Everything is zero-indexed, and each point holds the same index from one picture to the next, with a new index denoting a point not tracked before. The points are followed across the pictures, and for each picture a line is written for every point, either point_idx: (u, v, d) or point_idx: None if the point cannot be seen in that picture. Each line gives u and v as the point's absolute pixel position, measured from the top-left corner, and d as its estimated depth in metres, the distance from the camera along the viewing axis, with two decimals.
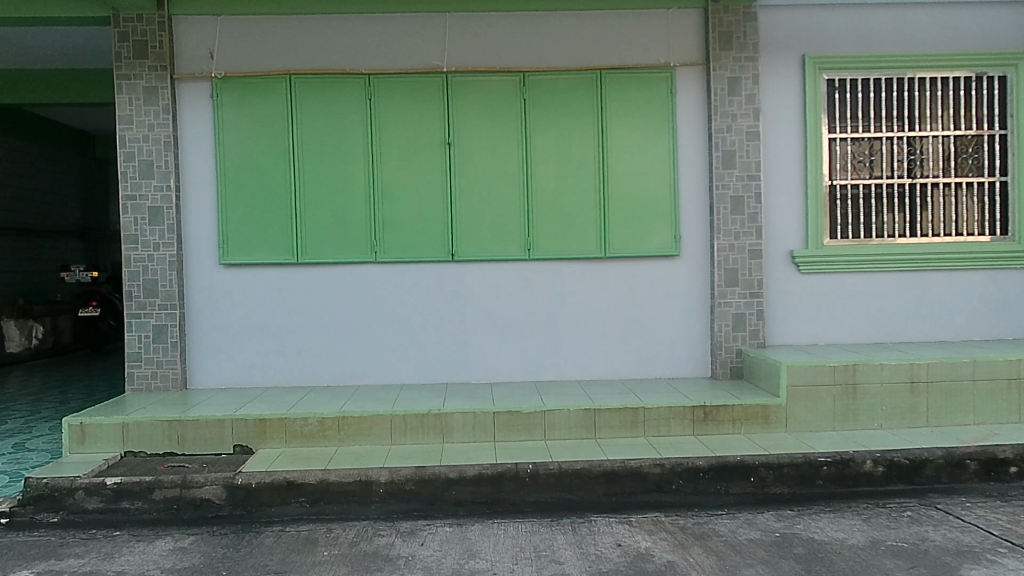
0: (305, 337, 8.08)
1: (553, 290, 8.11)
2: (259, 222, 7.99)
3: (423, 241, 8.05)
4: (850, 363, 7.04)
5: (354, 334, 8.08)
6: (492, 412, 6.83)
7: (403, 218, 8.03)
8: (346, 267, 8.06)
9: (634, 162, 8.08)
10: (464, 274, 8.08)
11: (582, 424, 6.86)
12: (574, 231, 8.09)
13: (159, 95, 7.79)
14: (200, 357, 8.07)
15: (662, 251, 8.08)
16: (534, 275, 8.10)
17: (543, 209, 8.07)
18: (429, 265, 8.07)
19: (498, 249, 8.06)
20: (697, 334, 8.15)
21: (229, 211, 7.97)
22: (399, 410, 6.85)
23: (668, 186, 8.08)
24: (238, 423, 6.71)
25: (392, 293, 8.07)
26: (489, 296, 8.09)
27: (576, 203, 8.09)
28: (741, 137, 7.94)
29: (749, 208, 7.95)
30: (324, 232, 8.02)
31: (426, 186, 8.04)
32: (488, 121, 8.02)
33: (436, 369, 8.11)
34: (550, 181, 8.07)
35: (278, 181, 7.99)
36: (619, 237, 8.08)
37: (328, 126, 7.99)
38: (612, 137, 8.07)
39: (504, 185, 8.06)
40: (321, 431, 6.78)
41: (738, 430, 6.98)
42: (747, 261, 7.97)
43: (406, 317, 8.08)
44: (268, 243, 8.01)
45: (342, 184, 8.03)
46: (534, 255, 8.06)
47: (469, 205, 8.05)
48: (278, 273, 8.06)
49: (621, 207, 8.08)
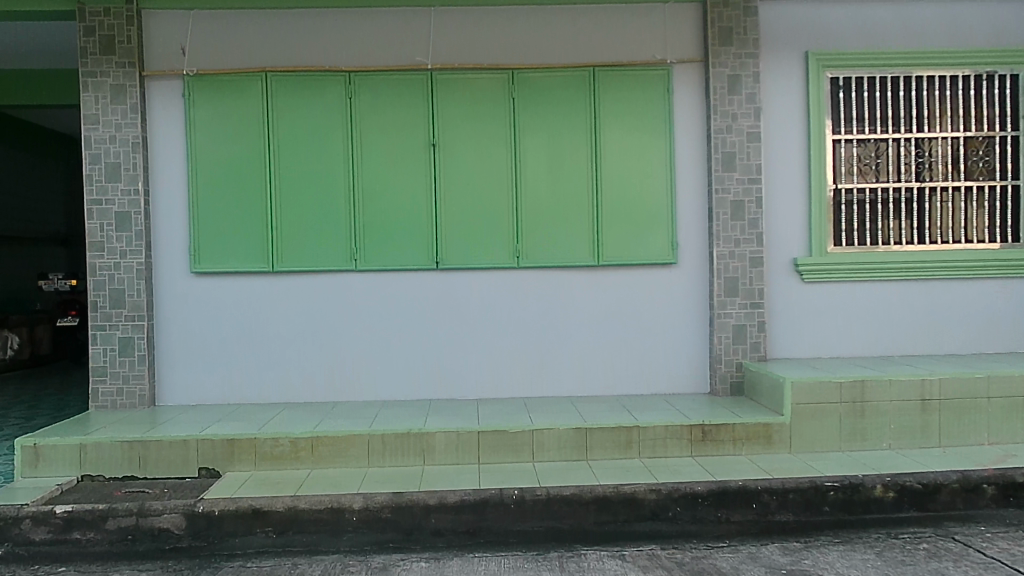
0: (281, 349, 7.64)
1: (543, 301, 7.68)
2: (232, 228, 7.55)
3: (405, 247, 7.60)
4: (858, 379, 6.61)
5: (333, 347, 7.64)
6: (476, 432, 6.38)
7: (385, 224, 7.59)
8: (324, 276, 7.62)
9: (628, 166, 7.65)
10: (449, 283, 7.64)
11: (573, 445, 6.42)
12: (566, 239, 7.65)
13: (127, 93, 7.34)
14: (170, 372, 7.63)
15: (658, 259, 7.65)
16: (523, 284, 7.67)
17: (533, 214, 7.64)
18: (412, 274, 7.63)
19: (485, 257, 7.62)
20: (695, 347, 7.71)
21: (200, 216, 7.52)
22: (377, 429, 6.40)
23: (665, 190, 7.66)
24: (204, 444, 6.27)
25: (373, 303, 7.64)
26: (475, 307, 7.66)
27: (567, 209, 7.66)
28: (742, 138, 7.52)
29: (749, 214, 7.52)
30: (301, 238, 7.58)
31: (410, 190, 7.60)
32: (475, 121, 7.59)
33: (419, 384, 7.67)
34: (540, 186, 7.64)
35: (252, 184, 7.55)
36: (614, 244, 7.65)
37: (306, 127, 7.56)
38: (606, 139, 7.64)
39: (492, 190, 7.62)
40: (293, 452, 6.33)
41: (739, 450, 6.54)
42: (747, 269, 7.53)
43: (388, 329, 7.64)
44: (241, 251, 7.57)
45: (319, 188, 7.58)
46: (523, 263, 7.62)
47: (455, 209, 7.61)
48: (252, 282, 7.62)
49: (616, 213, 7.65)
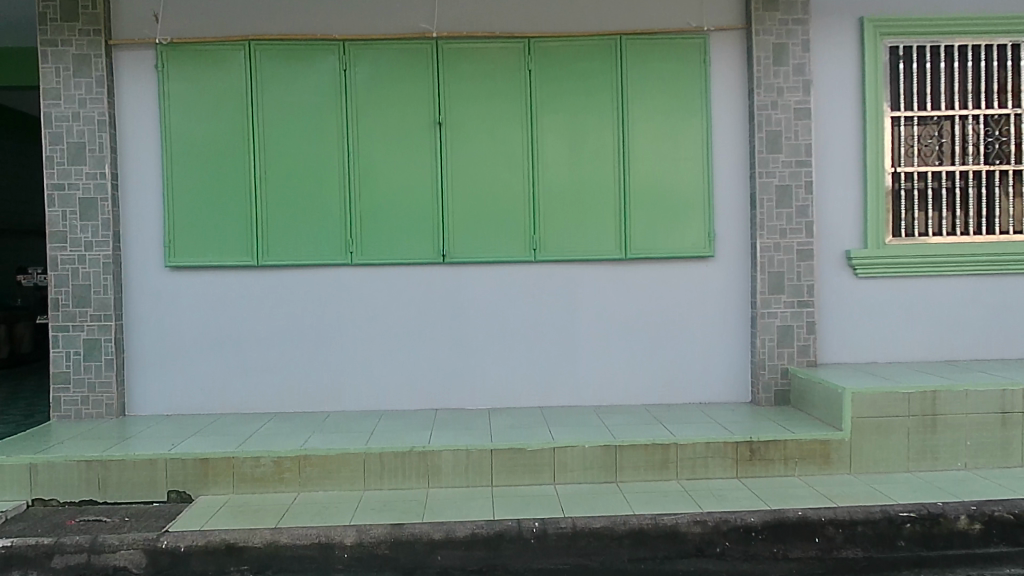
0: (268, 354, 6.79)
1: (563, 299, 6.81)
2: (212, 217, 6.70)
3: (408, 237, 6.73)
4: (928, 390, 5.73)
5: (326, 351, 6.79)
6: (489, 450, 5.52)
7: (385, 213, 6.73)
8: (317, 270, 6.77)
9: (660, 147, 6.77)
10: (457, 279, 6.78)
11: (601, 465, 5.56)
12: (589, 229, 6.77)
13: (91, 64, 6.50)
14: (143, 378, 6.79)
15: (693, 251, 6.77)
16: (540, 280, 6.80)
17: (552, 202, 6.76)
18: (416, 268, 6.77)
19: (498, 250, 6.75)
20: (735, 351, 6.85)
21: (177, 204, 6.68)
22: (375, 446, 5.54)
23: (702, 174, 6.77)
24: (174, 463, 5.42)
25: (372, 301, 6.78)
26: (486, 305, 6.79)
27: (591, 196, 6.78)
28: (788, 115, 6.65)
29: (797, 200, 6.66)
30: (290, 229, 6.72)
31: (412, 173, 6.72)
32: (486, 96, 6.71)
33: (424, 392, 6.81)
34: (560, 169, 6.76)
35: (235, 168, 6.69)
36: (643, 235, 6.77)
37: (295, 103, 6.69)
38: (633, 116, 6.76)
39: (505, 174, 6.74)
40: (277, 473, 5.48)
41: (792, 471, 5.69)
42: (794, 263, 6.67)
43: (388, 329, 6.79)
44: (222, 242, 6.71)
45: (309, 172, 6.71)
46: (540, 256, 6.75)
47: (463, 196, 6.73)
48: (235, 277, 6.77)
49: (645, 200, 6.78)
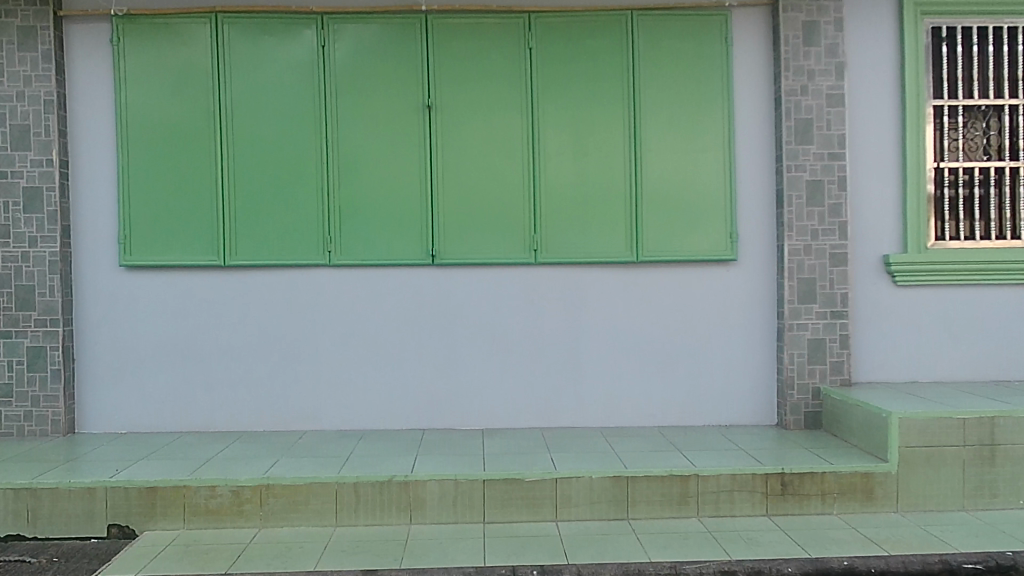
0: (235, 365, 6.05)
1: (566, 306, 6.07)
2: (174, 210, 5.97)
3: (392, 235, 5.99)
4: (986, 416, 4.99)
5: (300, 362, 6.05)
6: (481, 481, 4.78)
7: (367, 207, 5.99)
8: (291, 271, 6.04)
9: (677, 137, 6.02)
10: (448, 283, 6.04)
11: (610, 498, 4.82)
12: (595, 228, 6.01)
13: (37, 38, 5.79)
14: (95, 392, 6.04)
15: (713, 254, 6.02)
16: (541, 285, 6.06)
17: (555, 197, 6.00)
18: (402, 270, 6.03)
19: (493, 250, 6.00)
20: (759, 367, 6.11)
21: (134, 195, 5.95)
22: (349, 474, 4.79)
23: (724, 167, 6.02)
24: (115, 493, 4.67)
25: (352, 307, 6.04)
26: (480, 314, 6.06)
27: (599, 191, 6.01)
28: (820, 101, 5.92)
29: (830, 198, 5.92)
30: (260, 224, 5.98)
31: (398, 164, 5.98)
32: (481, 78, 5.98)
33: (411, 411, 6.07)
34: (564, 160, 6.00)
35: (200, 156, 5.96)
36: (657, 236, 6.01)
37: (267, 83, 5.96)
38: (647, 101, 6.01)
39: (502, 165, 5.99)
40: (235, 505, 4.72)
41: (829, 508, 4.95)
42: (827, 268, 5.94)
43: (370, 339, 6.05)
44: (184, 238, 5.98)
45: (283, 161, 5.98)
46: (541, 258, 6.00)
47: (454, 189, 5.99)
48: (199, 278, 6.03)
49: (659, 197, 6.02)
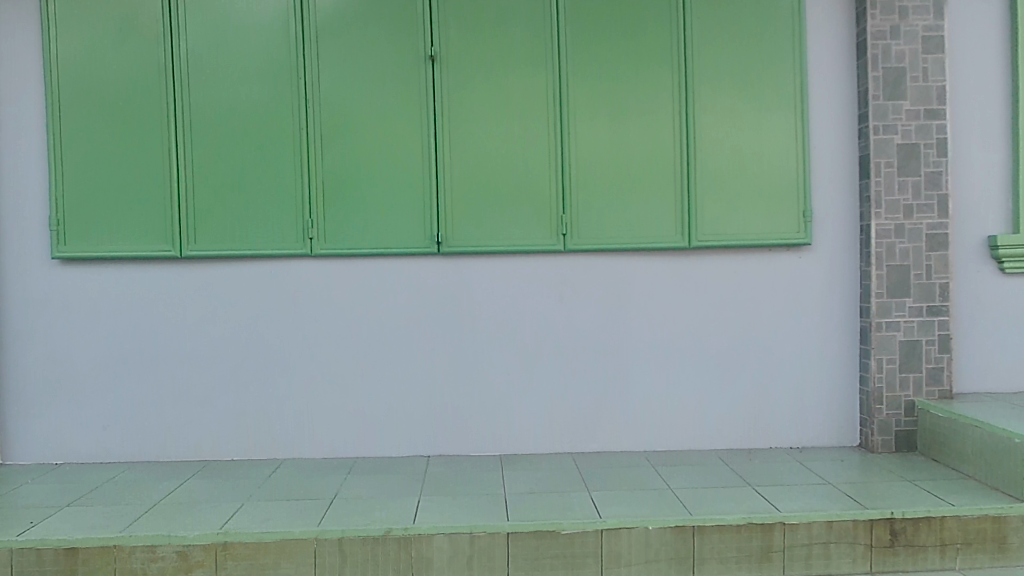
0: (195, 379, 4.90)
1: (599, 304, 4.94)
2: (118, 189, 4.79)
3: (389, 218, 4.83)
4: None
5: (275, 375, 4.92)
6: (504, 536, 3.68)
7: (357, 184, 4.83)
8: (262, 263, 4.89)
9: (739, 94, 4.87)
10: (455, 277, 4.91)
11: (670, 555, 3.71)
12: (639, 207, 4.87)
13: None
14: (24, 413, 4.89)
15: (784, 237, 4.89)
16: (569, 279, 4.93)
17: (591, 171, 4.85)
18: (399, 260, 4.89)
19: (513, 235, 4.85)
20: (837, 377, 5.01)
21: (68, 170, 4.78)
22: (332, 527, 3.69)
23: (796, 131, 4.89)
24: (26, 557, 3.57)
25: (337, 307, 4.91)
26: (494, 315, 4.93)
27: (644, 163, 4.86)
28: (914, 46, 4.77)
29: (927, 166, 4.78)
30: (224, 206, 4.82)
31: (394, 129, 4.82)
32: (496, 22, 4.82)
33: (413, 434, 4.95)
34: (601, 125, 4.85)
35: (149, 121, 4.78)
36: (714, 215, 4.87)
37: (231, 30, 4.78)
38: (701, 52, 4.85)
39: (524, 132, 4.84)
40: (182, 570, 3.62)
41: (953, 564, 3.81)
42: (922, 254, 4.80)
43: (360, 346, 4.92)
44: (131, 223, 4.81)
45: (252, 128, 4.81)
46: (572, 244, 4.86)
47: (463, 160, 4.83)
48: (150, 272, 4.88)
49: (717, 170, 4.87)
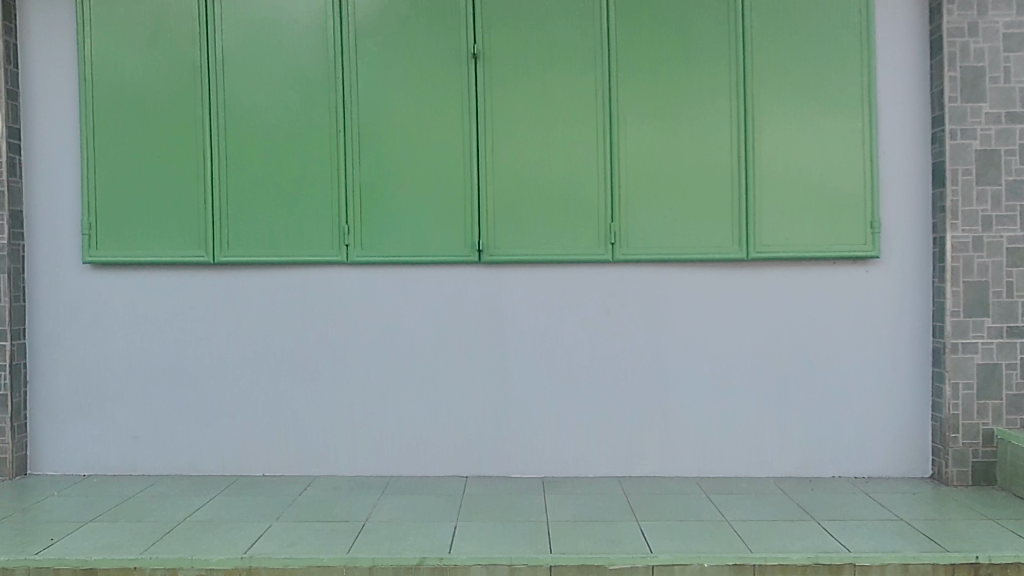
0: (225, 391, 4.70)
1: (648, 319, 4.64)
2: (151, 192, 4.63)
3: (428, 224, 4.60)
4: None
5: (306, 389, 4.70)
6: (546, 569, 3.39)
7: (395, 188, 4.60)
8: (296, 270, 4.68)
9: (801, 95, 4.53)
10: (496, 288, 4.65)
11: None
12: (693, 215, 4.56)
13: None
14: (51, 423, 4.74)
15: (849, 249, 4.54)
16: (617, 292, 4.63)
17: (641, 177, 4.56)
18: (438, 269, 4.65)
19: (558, 244, 4.58)
20: (907, 401, 4.64)
21: (100, 173, 4.63)
22: (363, 553, 3.44)
23: (863, 134, 4.54)
24: None
25: (372, 318, 4.68)
26: (537, 329, 4.65)
27: (698, 168, 4.55)
28: (995, 44, 4.40)
29: (1008, 174, 4.40)
30: (257, 210, 4.62)
31: (434, 131, 4.59)
32: (542, 18, 4.56)
33: (451, 453, 4.69)
34: (652, 127, 4.55)
35: (183, 123, 4.62)
36: (774, 225, 4.55)
37: (267, 27, 4.60)
38: (760, 49, 4.53)
39: (570, 134, 4.57)
40: None
41: None
42: (1003, 270, 4.41)
43: (396, 359, 4.68)
44: (163, 227, 4.63)
45: (286, 129, 4.61)
46: (621, 254, 4.57)
47: (506, 163, 4.58)
48: (180, 278, 4.68)
49: (777, 176, 4.55)
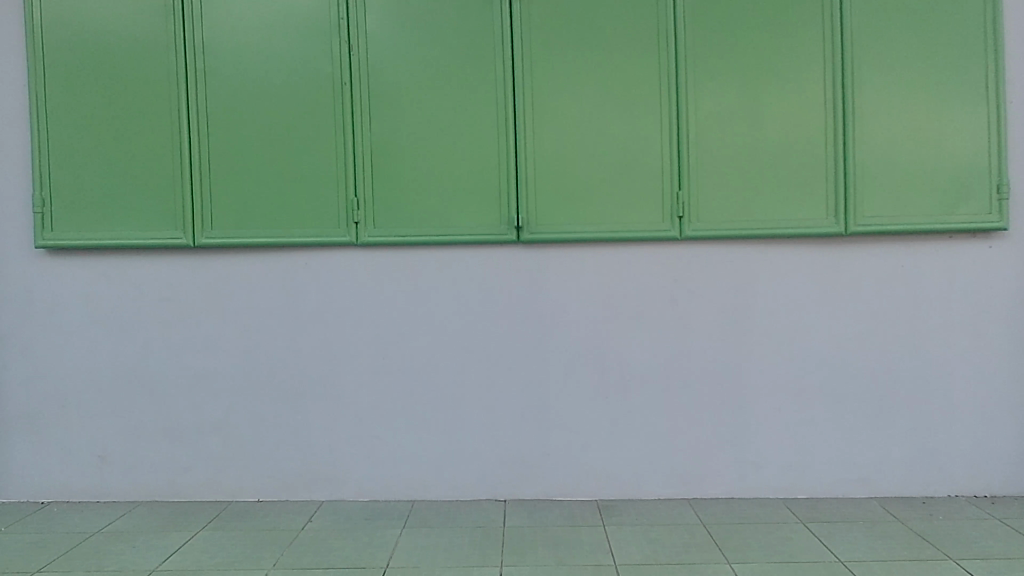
0: (211, 401, 3.89)
1: (723, 310, 3.81)
2: (115, 161, 3.76)
3: (455, 196, 3.74)
4: None
5: (309, 398, 3.88)
6: None
7: (413, 152, 3.73)
8: (293, 253, 3.82)
9: (911, 32, 3.68)
10: (539, 272, 3.79)
11: None
12: (780, 182, 3.72)
13: None
14: (4, 441, 3.94)
15: (970, 221, 3.71)
16: (686, 275, 3.79)
17: (716, 138, 3.70)
18: (466, 252, 3.79)
19: (614, 219, 3.73)
20: None
21: (54, 137, 3.76)
22: None
23: (987, 78, 3.68)
24: None
25: (387, 312, 3.82)
26: (588, 323, 3.81)
27: (786, 125, 3.70)
28: None
29: None
30: (245, 182, 3.76)
31: (462, 82, 3.71)
32: None
33: (485, 474, 3.88)
34: (728, 76, 3.69)
35: (154, 74, 3.74)
36: (878, 193, 3.72)
37: None
38: None
39: (628, 85, 3.70)
40: None
41: None
42: None
43: (416, 361, 3.84)
44: (133, 205, 3.78)
45: (278, 80, 3.72)
46: (691, 230, 3.73)
47: (550, 120, 3.71)
48: (155, 266, 3.84)
49: (882, 134, 3.71)
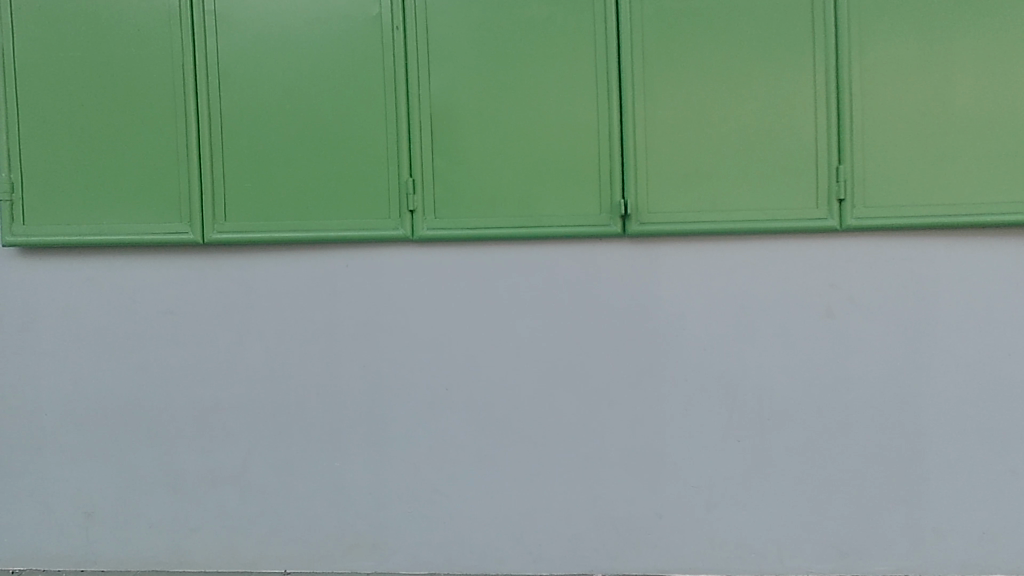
0: (225, 445, 3.04)
1: (895, 328, 2.86)
2: (103, 135, 2.94)
3: (538, 177, 2.86)
4: None
5: (349, 442, 3.00)
6: None
7: (484, 120, 2.85)
8: (329, 255, 2.96)
9: None
10: (648, 278, 2.88)
11: None
12: (975, 154, 2.76)
13: None
14: None
15: None
16: (845, 281, 2.85)
17: (889, 96, 2.78)
18: (553, 253, 2.90)
19: (749, 206, 2.82)
20: None
21: (26, 104, 2.95)
22: None
23: None
24: None
25: (449, 330, 2.94)
26: (712, 345, 2.89)
27: (985, 78, 2.75)
28: None
29: None
30: (267, 161, 2.92)
31: (548, 28, 2.83)
32: None
33: (577, 543, 2.98)
34: (906, 15, 2.76)
35: (148, 24, 2.92)
36: None
37: None
38: None
39: (769, 27, 2.79)
40: None
41: None
42: None
43: (486, 394, 2.95)
44: (125, 192, 2.96)
45: (309, 29, 2.88)
46: (854, 220, 2.79)
47: (664, 77, 2.82)
48: (157, 274, 3.01)
49: None
